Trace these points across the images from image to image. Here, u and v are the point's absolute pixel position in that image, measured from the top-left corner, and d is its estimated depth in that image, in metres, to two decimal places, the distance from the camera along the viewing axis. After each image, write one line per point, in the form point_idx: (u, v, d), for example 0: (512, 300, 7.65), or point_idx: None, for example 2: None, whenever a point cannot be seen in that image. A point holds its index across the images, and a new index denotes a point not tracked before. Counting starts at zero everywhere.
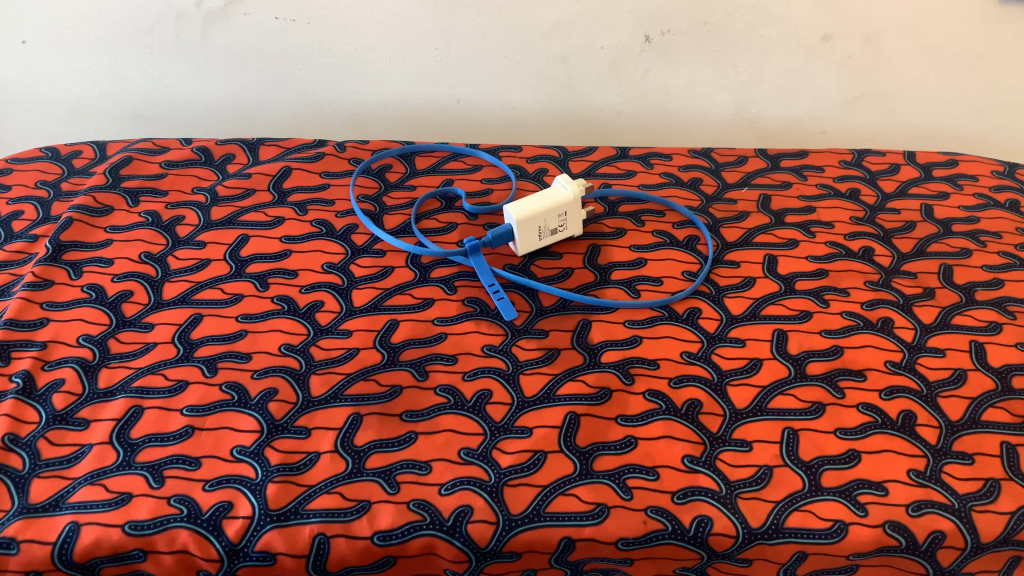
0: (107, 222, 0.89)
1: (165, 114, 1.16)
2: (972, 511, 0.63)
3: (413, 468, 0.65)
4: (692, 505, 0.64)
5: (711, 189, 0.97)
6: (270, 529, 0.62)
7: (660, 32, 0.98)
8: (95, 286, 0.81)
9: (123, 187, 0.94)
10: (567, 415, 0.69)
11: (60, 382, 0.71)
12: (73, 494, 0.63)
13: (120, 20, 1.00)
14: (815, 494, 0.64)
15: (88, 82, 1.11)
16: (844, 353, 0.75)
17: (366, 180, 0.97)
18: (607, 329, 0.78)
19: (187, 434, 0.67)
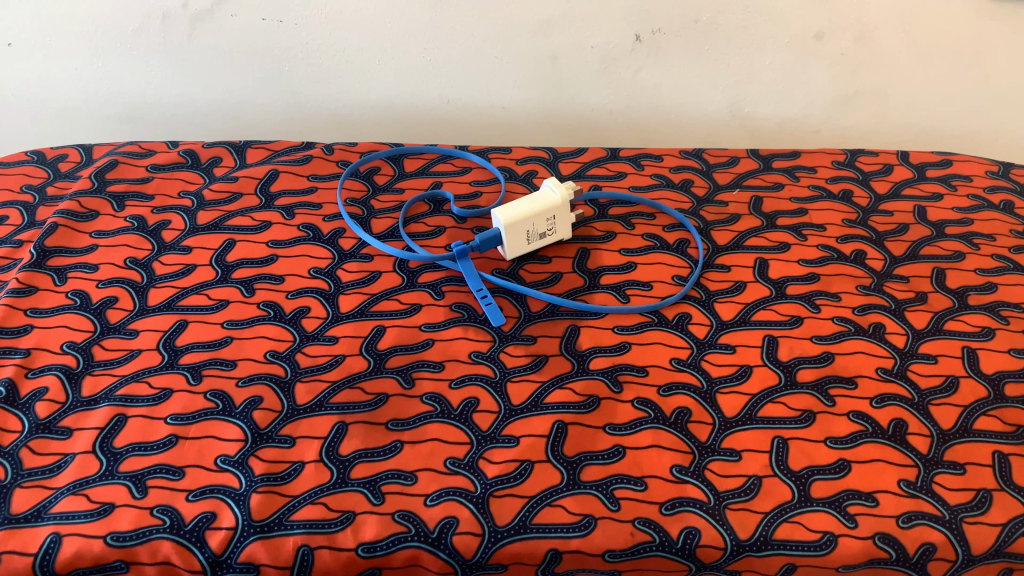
0: (227, 317, 0.80)
1: (159, 115, 1.18)
2: (964, 522, 0.64)
3: (586, 523, 0.64)
4: (817, 519, 0.64)
5: (880, 229, 0.92)
6: (511, 543, 0.63)
7: (651, 30, 1.02)
8: (222, 394, 0.72)
9: (237, 278, 0.84)
10: (781, 555, 0.63)
11: (254, 414, 0.70)
12: (299, 510, 0.64)
13: (109, 27, 1.02)
14: (932, 516, 0.64)
15: (74, 84, 1.12)
16: (958, 451, 0.68)
17: (492, 252, 0.89)
18: (808, 450, 0.68)
19: (394, 543, 0.63)
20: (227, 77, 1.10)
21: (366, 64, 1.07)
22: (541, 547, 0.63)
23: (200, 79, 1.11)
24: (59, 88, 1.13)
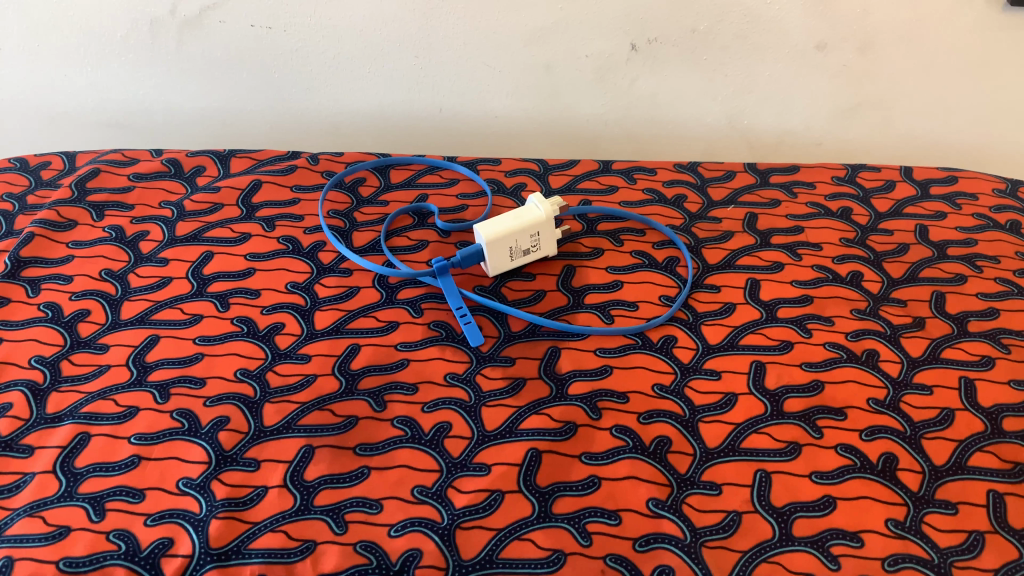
0: (70, 237, 0.67)
1: (149, 124, 0.94)
2: (953, 566, 0.49)
3: (363, 507, 0.50)
4: (654, 554, 0.48)
5: (706, 175, 0.79)
6: (209, 570, 0.46)
7: (646, 40, 0.82)
8: (53, 305, 0.62)
9: (90, 201, 0.71)
10: (528, 451, 0.53)
11: (6, 408, 0.54)
12: (10, 527, 0.48)
13: (89, 30, 0.81)
14: (786, 544, 0.49)
15: (68, 92, 0.89)
16: (825, 390, 0.58)
17: (337, 194, 0.74)
18: (576, 357, 0.60)
19: (134, 464, 0.51)
20: (145, 79, 0.87)
21: (273, 73, 0.86)
22: (255, 555, 0.47)
23: (160, 81, 0.87)
24: (34, 104, 0.91)
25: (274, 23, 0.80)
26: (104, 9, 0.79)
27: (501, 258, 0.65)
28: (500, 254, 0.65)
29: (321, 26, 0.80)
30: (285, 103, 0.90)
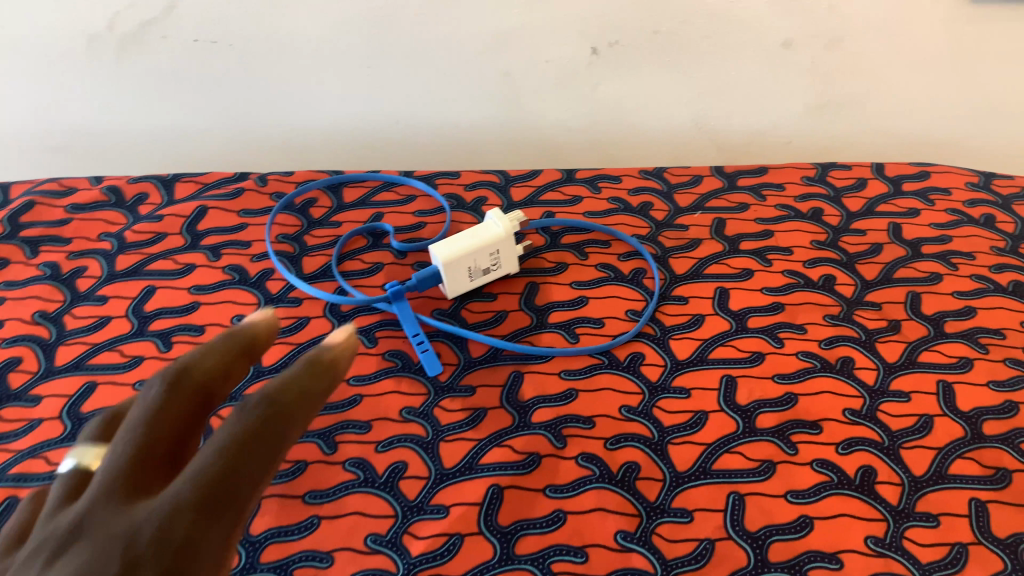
0: (2, 277, 0.64)
1: (96, 148, 0.91)
2: None
3: (313, 561, 0.47)
4: None
5: (672, 181, 0.77)
6: None
7: (607, 43, 0.79)
8: None
9: (24, 237, 0.68)
10: (489, 486, 0.50)
11: None
12: None
13: (23, 51, 0.78)
14: (761, 572, 0.47)
15: (7, 118, 0.86)
16: (799, 402, 0.55)
17: (286, 217, 0.71)
18: (540, 382, 0.57)
19: None
20: (87, 100, 0.84)
21: (221, 90, 0.83)
22: None
23: (102, 99, 0.84)
24: None
25: (219, 37, 0.77)
26: (37, 27, 0.75)
27: (459, 277, 0.62)
28: (457, 273, 0.62)
29: (270, 42, 0.77)
30: (235, 120, 0.87)
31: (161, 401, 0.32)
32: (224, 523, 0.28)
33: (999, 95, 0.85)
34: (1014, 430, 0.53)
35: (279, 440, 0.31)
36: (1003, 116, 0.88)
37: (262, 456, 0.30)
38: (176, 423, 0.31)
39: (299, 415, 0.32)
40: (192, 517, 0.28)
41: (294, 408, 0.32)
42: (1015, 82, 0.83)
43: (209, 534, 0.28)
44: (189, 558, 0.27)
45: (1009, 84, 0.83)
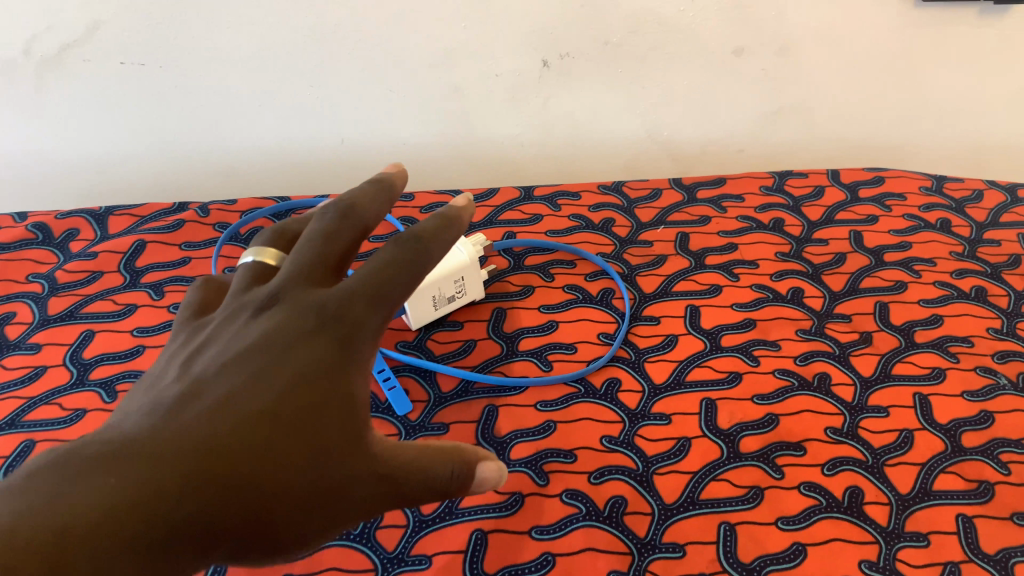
0: None
1: (11, 182, 0.84)
2: None
3: None
4: None
5: (632, 196, 0.76)
6: None
7: (559, 55, 0.78)
8: None
9: None
10: (472, 532, 0.48)
11: None
12: None
13: None
14: None
15: None
16: (781, 423, 0.54)
17: (233, 248, 0.67)
18: (516, 415, 0.55)
19: None
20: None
21: (152, 114, 0.78)
22: None
23: (19, 129, 0.77)
24: None
25: (148, 59, 0.72)
26: None
27: (425, 305, 0.59)
28: (423, 301, 0.58)
29: (204, 61, 0.73)
30: (169, 145, 0.82)
31: (326, 222, 0.35)
32: (381, 319, 0.34)
33: (942, 98, 0.87)
34: (991, 441, 0.54)
35: (420, 267, 0.35)
36: (945, 119, 0.89)
37: (414, 277, 0.35)
38: (341, 235, 0.35)
39: (441, 248, 0.36)
40: (355, 311, 0.33)
41: (433, 245, 0.36)
42: (956, 84, 0.85)
43: (370, 324, 0.33)
44: (352, 344, 0.33)
45: (951, 86, 0.85)
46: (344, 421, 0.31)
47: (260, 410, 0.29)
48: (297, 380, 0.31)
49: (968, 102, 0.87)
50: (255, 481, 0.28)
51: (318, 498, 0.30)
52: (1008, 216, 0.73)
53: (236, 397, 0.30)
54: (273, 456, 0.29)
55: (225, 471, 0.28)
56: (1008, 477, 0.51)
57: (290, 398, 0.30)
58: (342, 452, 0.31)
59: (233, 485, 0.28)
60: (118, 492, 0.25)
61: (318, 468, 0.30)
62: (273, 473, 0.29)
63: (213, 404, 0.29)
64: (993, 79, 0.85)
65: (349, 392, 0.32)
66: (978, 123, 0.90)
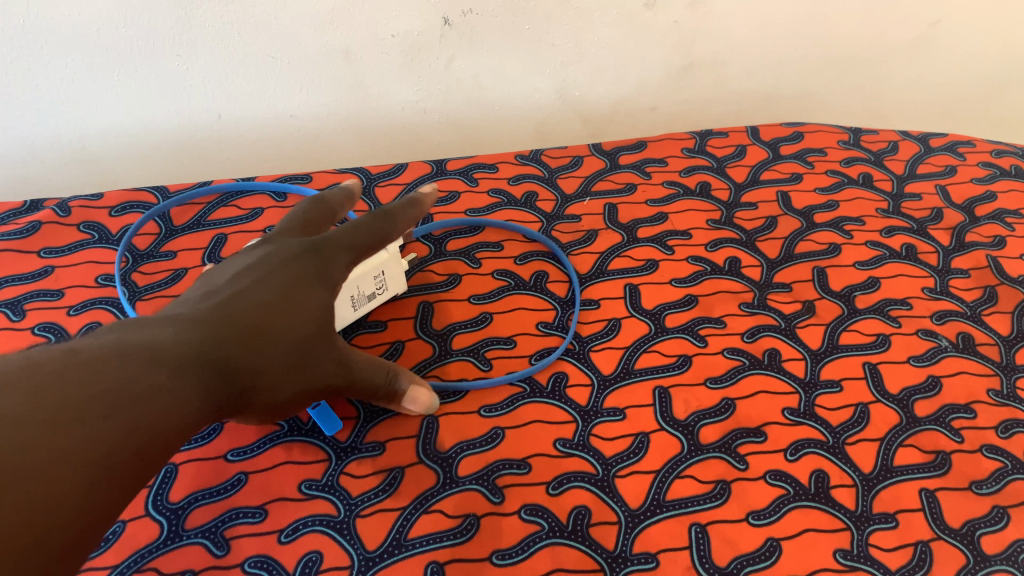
0: None
1: None
2: None
3: None
4: None
5: (552, 165, 0.71)
6: None
7: (461, 12, 0.70)
8: None
9: None
10: (427, 565, 0.42)
11: None
12: None
13: None
14: None
15: None
16: (737, 408, 0.52)
17: (104, 252, 0.57)
18: (459, 424, 0.49)
19: None
20: None
21: None
22: None
23: None
24: None
25: None
26: None
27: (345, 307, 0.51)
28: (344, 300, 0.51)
29: (46, 26, 0.61)
30: (10, 132, 0.69)
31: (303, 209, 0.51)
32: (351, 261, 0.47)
33: (848, 48, 0.86)
34: (942, 407, 0.53)
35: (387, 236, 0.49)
36: (851, 69, 0.89)
37: (381, 237, 0.49)
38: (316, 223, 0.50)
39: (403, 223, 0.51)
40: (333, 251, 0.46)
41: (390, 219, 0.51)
42: (861, 32, 0.84)
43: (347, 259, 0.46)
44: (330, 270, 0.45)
45: (857, 35, 0.84)
46: (321, 317, 0.43)
47: (266, 298, 0.41)
48: (291, 285, 0.42)
49: (873, 51, 0.87)
50: (269, 345, 0.39)
51: (305, 368, 0.41)
52: (924, 167, 0.74)
53: (250, 293, 0.41)
54: (281, 329, 0.40)
55: (248, 336, 0.39)
56: (962, 445, 0.51)
57: (289, 298, 0.42)
58: (322, 340, 0.42)
59: (257, 341, 0.39)
60: (183, 335, 0.36)
61: (309, 344, 0.41)
62: (280, 342, 0.40)
63: (236, 298, 0.40)
64: (895, 27, 0.84)
65: (326, 300, 0.44)
66: (881, 73, 0.90)
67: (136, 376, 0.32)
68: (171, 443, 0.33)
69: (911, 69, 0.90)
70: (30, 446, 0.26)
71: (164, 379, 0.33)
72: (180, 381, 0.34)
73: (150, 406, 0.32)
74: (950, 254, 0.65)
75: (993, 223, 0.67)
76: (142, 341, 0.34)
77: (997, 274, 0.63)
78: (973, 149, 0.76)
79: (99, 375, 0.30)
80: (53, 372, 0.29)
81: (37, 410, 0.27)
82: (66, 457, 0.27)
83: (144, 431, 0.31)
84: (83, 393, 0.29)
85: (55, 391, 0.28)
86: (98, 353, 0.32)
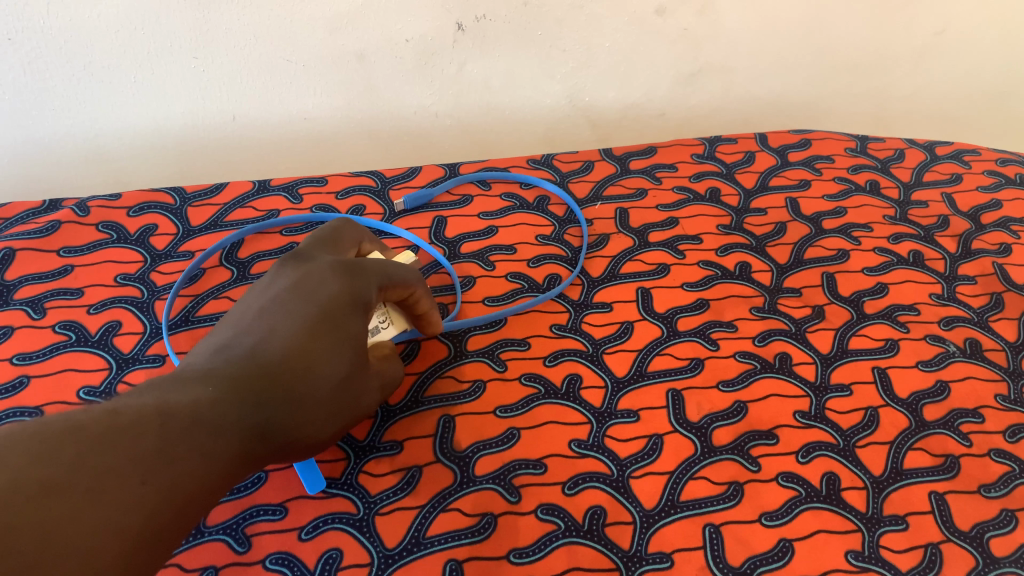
0: None
1: None
2: None
3: None
4: None
5: (564, 169, 0.72)
6: None
7: (474, 17, 0.71)
8: None
9: None
10: (446, 563, 0.43)
11: None
12: None
13: None
14: None
15: None
16: (749, 411, 0.52)
17: (123, 251, 0.58)
18: (475, 425, 0.50)
19: None
20: None
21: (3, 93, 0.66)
22: None
23: None
24: None
25: None
26: None
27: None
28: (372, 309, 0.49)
29: (66, 26, 0.62)
30: (27, 132, 0.70)
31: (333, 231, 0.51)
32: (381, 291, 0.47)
33: (853, 56, 0.87)
34: (951, 412, 0.54)
35: (412, 287, 0.49)
36: (856, 76, 0.90)
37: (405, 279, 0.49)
38: (341, 242, 0.50)
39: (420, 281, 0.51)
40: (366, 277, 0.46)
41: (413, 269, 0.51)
42: (867, 40, 0.85)
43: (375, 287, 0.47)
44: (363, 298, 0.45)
45: (863, 42, 0.85)
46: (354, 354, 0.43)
47: (301, 339, 0.41)
48: (323, 319, 0.42)
49: (878, 59, 0.88)
50: (304, 386, 0.40)
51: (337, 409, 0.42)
52: (930, 174, 0.75)
53: (282, 330, 0.41)
54: (317, 369, 0.41)
55: (281, 380, 0.39)
56: (970, 449, 0.52)
57: (320, 333, 0.42)
58: (357, 375, 0.43)
59: (289, 389, 0.39)
60: (217, 391, 0.37)
61: (343, 385, 0.42)
62: (315, 381, 0.40)
63: (268, 339, 0.41)
64: (900, 36, 0.85)
65: (359, 331, 0.44)
66: (887, 80, 0.91)
67: (169, 439, 0.33)
68: (206, 502, 0.34)
69: (916, 77, 0.91)
70: (67, 518, 0.27)
71: (197, 441, 0.34)
72: (213, 440, 0.35)
73: (185, 468, 0.33)
74: (957, 261, 0.65)
75: (999, 231, 0.68)
76: (178, 403, 0.35)
77: (1004, 280, 0.64)
78: (978, 158, 0.77)
79: (138, 440, 0.31)
80: (91, 440, 0.30)
81: (74, 481, 0.28)
82: (104, 525, 0.28)
83: (178, 493, 0.32)
84: (119, 461, 0.30)
85: (92, 461, 0.29)
86: (137, 414, 0.33)
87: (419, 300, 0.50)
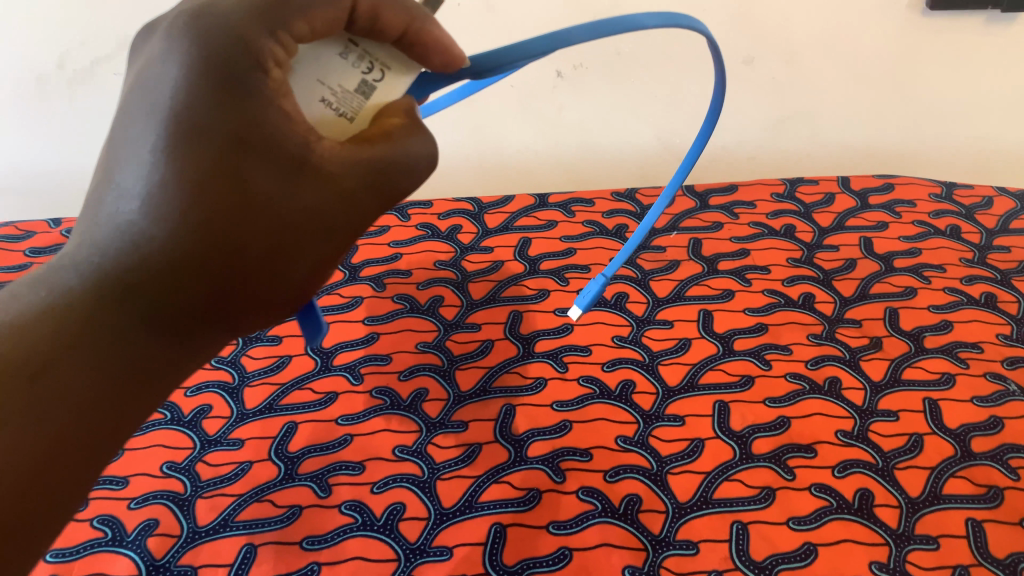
0: None
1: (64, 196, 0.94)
2: None
3: None
4: None
5: (645, 202, 0.78)
6: None
7: (572, 66, 0.80)
8: None
9: None
10: (491, 525, 0.49)
11: None
12: None
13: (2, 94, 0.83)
14: None
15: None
16: (792, 426, 0.56)
17: None
18: (531, 415, 0.56)
19: None
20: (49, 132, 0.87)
21: None
22: None
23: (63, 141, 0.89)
24: None
25: None
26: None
27: (346, 76, 0.34)
28: (336, 51, 0.33)
29: None
30: None
31: None
32: (285, 32, 0.31)
33: (948, 105, 0.89)
34: (1001, 446, 0.55)
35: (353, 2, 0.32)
36: (953, 127, 0.91)
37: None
38: None
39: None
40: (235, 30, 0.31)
41: None
42: (961, 89, 0.87)
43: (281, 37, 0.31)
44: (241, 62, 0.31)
45: (955, 92, 0.88)
46: (279, 164, 0.33)
47: (190, 178, 0.32)
48: (185, 133, 0.31)
49: (976, 108, 0.89)
50: (224, 234, 0.33)
51: (288, 233, 0.35)
52: (1018, 221, 0.75)
53: (140, 180, 0.32)
54: (232, 213, 0.33)
55: (187, 250, 0.33)
56: (1017, 483, 0.53)
57: (189, 153, 0.31)
58: (301, 186, 0.34)
59: (203, 245, 0.33)
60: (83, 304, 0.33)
61: (281, 203, 0.34)
62: (235, 227, 0.33)
63: (128, 188, 0.32)
64: (997, 85, 0.87)
65: (257, 119, 0.32)
66: (987, 129, 0.91)
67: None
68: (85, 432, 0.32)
69: (1017, 129, 0.91)
70: None
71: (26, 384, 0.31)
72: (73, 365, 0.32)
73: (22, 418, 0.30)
74: None
75: None
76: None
77: None
78: None
79: None
80: None
81: None
82: None
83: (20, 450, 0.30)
84: None
85: None
86: None
87: (380, 12, 0.33)
